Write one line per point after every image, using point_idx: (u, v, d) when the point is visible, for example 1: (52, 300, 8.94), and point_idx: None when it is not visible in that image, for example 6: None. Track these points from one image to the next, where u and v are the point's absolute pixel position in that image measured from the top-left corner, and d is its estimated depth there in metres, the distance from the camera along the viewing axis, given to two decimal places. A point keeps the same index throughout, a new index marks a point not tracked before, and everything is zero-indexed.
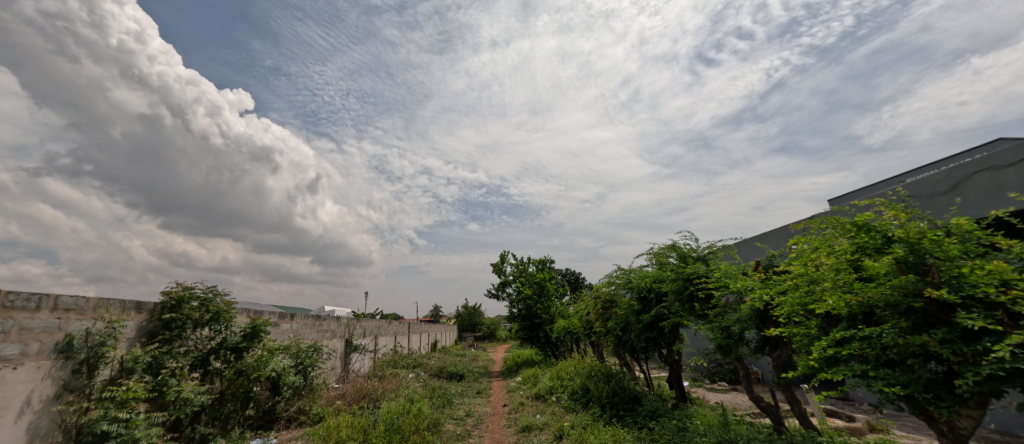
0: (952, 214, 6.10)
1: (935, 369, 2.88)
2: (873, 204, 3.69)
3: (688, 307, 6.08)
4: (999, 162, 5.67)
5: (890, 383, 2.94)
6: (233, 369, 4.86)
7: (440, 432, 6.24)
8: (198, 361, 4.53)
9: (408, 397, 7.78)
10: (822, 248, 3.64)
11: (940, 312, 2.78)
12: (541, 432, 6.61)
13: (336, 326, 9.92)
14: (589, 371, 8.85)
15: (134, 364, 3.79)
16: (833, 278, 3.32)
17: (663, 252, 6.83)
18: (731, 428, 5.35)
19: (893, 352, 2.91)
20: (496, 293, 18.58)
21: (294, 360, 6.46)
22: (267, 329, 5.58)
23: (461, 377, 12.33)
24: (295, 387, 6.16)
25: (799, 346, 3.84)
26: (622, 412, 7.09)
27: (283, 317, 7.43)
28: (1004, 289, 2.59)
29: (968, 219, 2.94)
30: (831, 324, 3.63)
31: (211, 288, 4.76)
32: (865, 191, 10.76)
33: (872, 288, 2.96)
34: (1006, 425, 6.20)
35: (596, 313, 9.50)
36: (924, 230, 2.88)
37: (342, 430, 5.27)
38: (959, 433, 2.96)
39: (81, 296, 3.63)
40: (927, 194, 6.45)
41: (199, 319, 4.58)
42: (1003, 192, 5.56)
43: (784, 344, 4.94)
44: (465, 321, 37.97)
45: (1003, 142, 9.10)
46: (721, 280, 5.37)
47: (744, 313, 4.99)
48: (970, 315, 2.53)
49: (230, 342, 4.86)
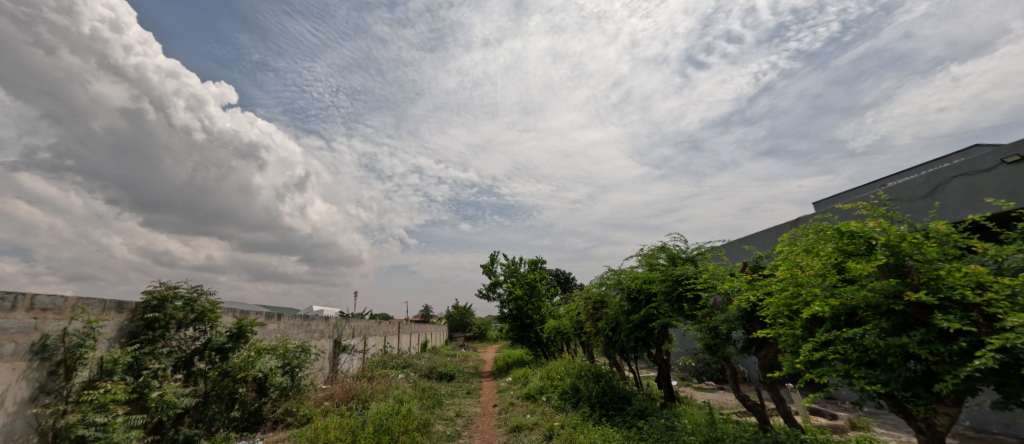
0: (931, 218, 6.27)
1: (913, 368, 2.95)
2: (855, 209, 3.76)
3: (677, 307, 6.17)
4: (975, 167, 5.84)
5: (871, 383, 3.00)
6: (218, 370, 4.77)
7: (430, 432, 6.21)
8: (181, 362, 4.43)
9: (397, 397, 7.73)
10: (807, 252, 3.69)
11: (919, 313, 2.86)
12: (530, 432, 6.62)
13: (324, 326, 9.80)
14: (579, 371, 8.91)
15: (114, 366, 3.70)
16: (818, 282, 3.38)
17: (653, 253, 6.91)
18: (718, 427, 5.42)
19: (874, 352, 2.98)
20: (487, 293, 18.62)
21: (281, 361, 6.35)
22: (254, 329, 5.48)
23: (451, 377, 12.27)
24: (283, 388, 6.06)
25: (785, 347, 3.91)
26: (611, 411, 7.16)
27: (270, 317, 7.33)
28: (979, 291, 2.68)
29: (945, 223, 3.03)
30: (815, 324, 3.70)
31: (195, 288, 4.66)
32: (849, 195, 11.04)
33: (855, 290, 3.02)
34: (981, 422, 6.40)
35: (586, 313, 9.52)
36: (905, 234, 2.96)
37: (331, 431, 5.22)
38: (936, 430, 3.05)
39: (58, 295, 3.53)
40: (908, 198, 6.61)
41: (183, 319, 4.47)
42: (981, 197, 5.72)
43: (770, 344, 5.04)
44: (454, 321, 37.91)
45: (978, 149, 9.54)
46: (709, 281, 5.43)
47: (731, 314, 5.08)
48: (947, 316, 2.59)
49: (216, 343, 4.76)
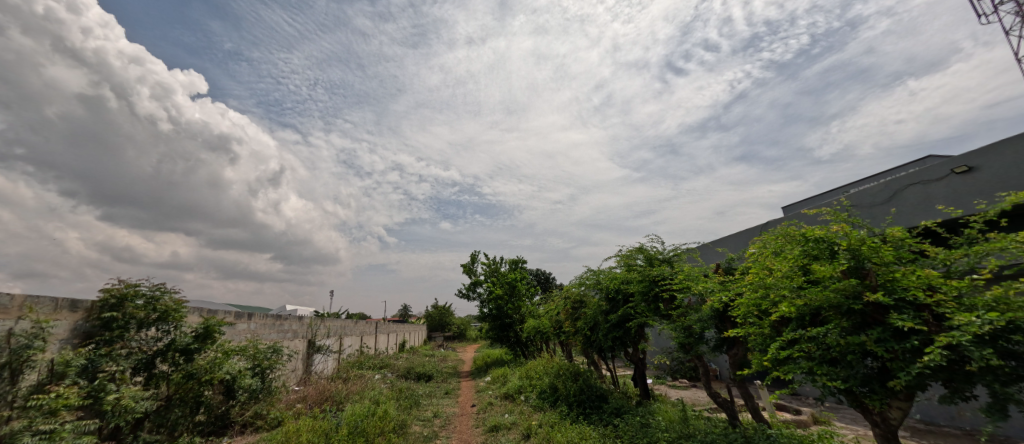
0: (888, 223, 6.62)
1: (870, 364, 3.10)
2: (820, 213, 3.93)
3: (653, 307, 6.30)
4: (928, 176, 6.20)
5: (832, 379, 3.14)
6: (182, 372, 4.56)
7: (407, 433, 6.14)
8: (142, 364, 4.22)
9: (373, 398, 7.61)
10: (776, 254, 3.83)
11: (876, 313, 3.01)
12: (508, 432, 6.62)
13: (297, 326, 9.52)
14: (557, 370, 8.98)
15: (66, 368, 3.49)
16: (785, 283, 3.51)
17: (631, 254, 7.03)
18: (690, 423, 5.56)
19: (835, 350, 3.12)
20: (467, 292, 18.53)
21: (250, 362, 6.13)
22: (222, 329, 5.27)
23: (429, 377, 12.15)
24: (252, 390, 5.86)
25: (754, 346, 4.04)
26: (588, 410, 7.24)
27: (239, 317, 7.08)
28: (930, 292, 2.84)
29: (901, 228, 3.20)
30: (781, 324, 3.84)
31: (157, 285, 4.45)
32: (815, 200, 11.55)
33: (818, 291, 3.15)
34: (929, 415, 6.81)
35: (565, 313, 9.60)
36: (865, 238, 3.11)
37: (303, 434, 5.09)
38: (890, 423, 3.22)
39: (4, 293, 3.33)
40: (868, 204, 6.96)
41: (144, 318, 4.25)
42: (932, 204, 6.08)
43: (740, 343, 5.21)
44: (433, 321, 37.54)
45: (932, 160, 10.14)
46: (684, 281, 5.56)
47: (704, 314, 5.23)
48: (901, 316, 2.74)
49: (180, 343, 4.56)
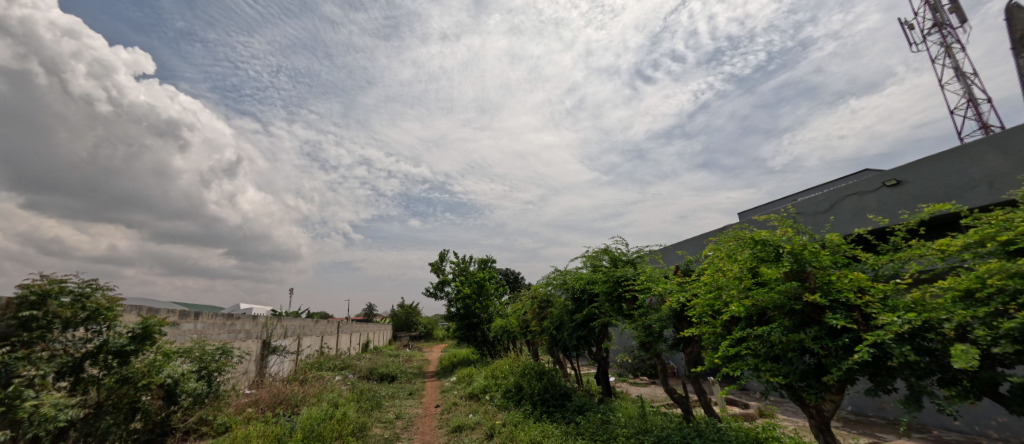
0: (828, 230, 7.16)
1: (808, 361, 3.34)
2: (769, 220, 4.18)
3: (616, 307, 6.47)
4: (863, 188, 6.74)
5: (775, 375, 3.35)
6: (115, 377, 4.22)
7: (367, 436, 5.98)
8: (68, 367, 3.86)
9: (332, 401, 7.34)
10: (728, 257, 4.04)
11: (814, 313, 3.24)
12: (471, 432, 6.60)
13: (251, 325, 9.04)
14: (523, 369, 9.04)
15: None
16: (736, 284, 3.71)
17: (596, 255, 7.19)
18: (648, 419, 5.75)
19: (778, 348, 3.33)
20: (435, 291, 18.29)
21: (196, 365, 5.74)
22: (163, 330, 4.90)
23: (392, 378, 11.88)
24: (197, 394, 5.49)
25: (707, 344, 4.24)
26: (551, 408, 7.34)
27: (185, 316, 6.63)
28: (860, 294, 3.09)
29: (838, 235, 3.46)
30: (732, 323, 4.06)
31: (88, 282, 4.09)
32: (768, 207, 12.28)
33: (764, 292, 3.36)
34: (859, 407, 7.43)
35: (532, 313, 9.68)
36: (806, 243, 3.34)
37: (253, 439, 4.83)
38: (824, 415, 3.48)
39: None
40: (811, 212, 7.49)
41: (71, 317, 3.89)
42: (865, 213, 6.62)
43: (695, 341, 5.45)
44: (398, 320, 36.76)
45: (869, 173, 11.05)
46: (645, 282, 5.75)
47: (663, 314, 5.43)
48: (835, 315, 2.97)
49: (114, 344, 4.21)
